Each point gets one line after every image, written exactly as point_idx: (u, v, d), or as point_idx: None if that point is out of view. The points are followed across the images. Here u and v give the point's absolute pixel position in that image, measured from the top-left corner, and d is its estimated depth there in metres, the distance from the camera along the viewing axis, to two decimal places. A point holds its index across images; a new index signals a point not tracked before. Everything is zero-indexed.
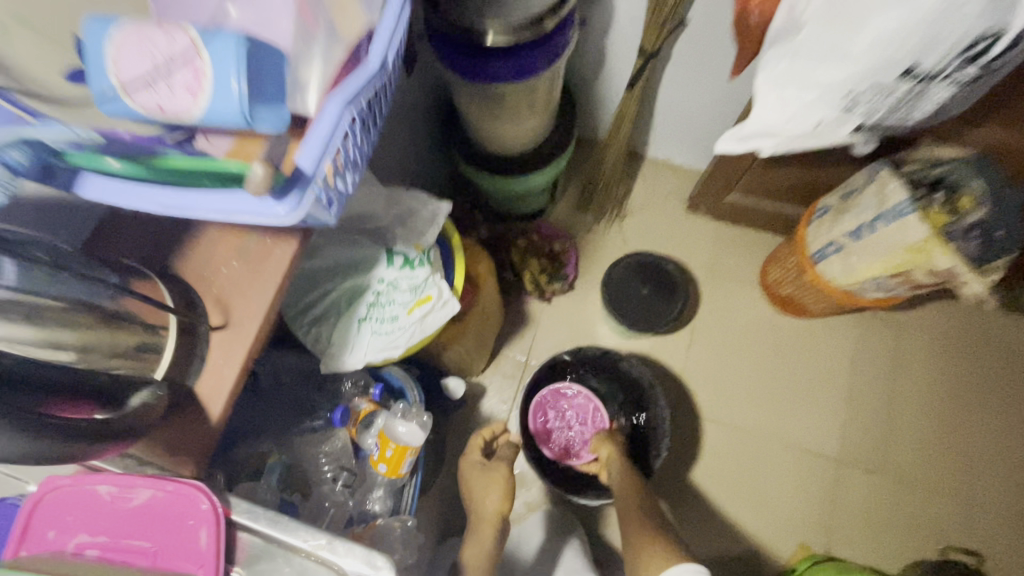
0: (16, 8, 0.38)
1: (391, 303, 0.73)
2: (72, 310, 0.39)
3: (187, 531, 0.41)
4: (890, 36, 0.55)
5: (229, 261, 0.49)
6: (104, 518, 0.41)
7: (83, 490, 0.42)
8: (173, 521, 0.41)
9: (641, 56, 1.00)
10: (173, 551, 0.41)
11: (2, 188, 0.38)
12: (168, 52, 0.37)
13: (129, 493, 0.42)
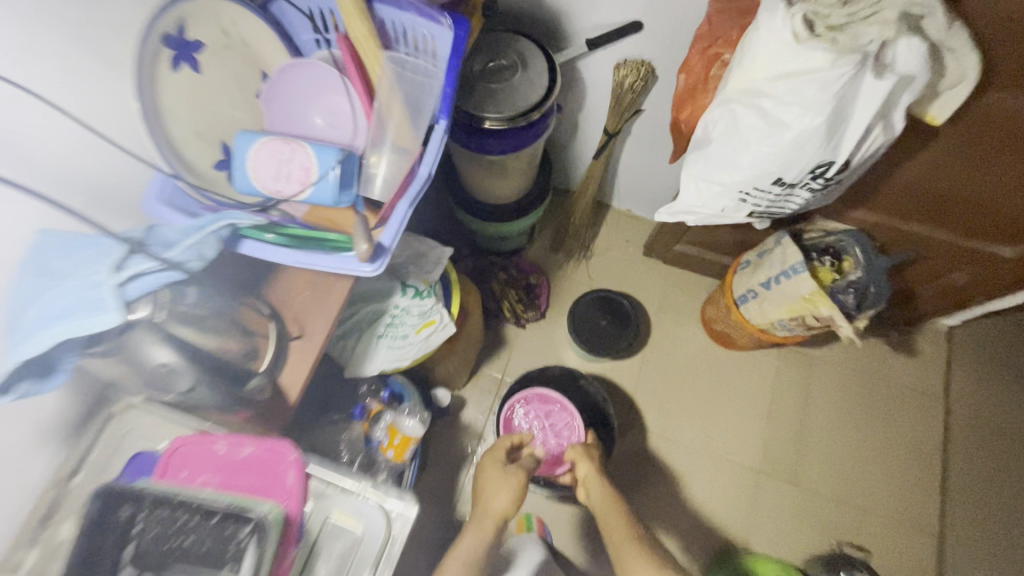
0: (195, 126, 0.61)
1: (403, 324, 0.94)
2: (229, 323, 0.57)
3: (279, 474, 0.60)
4: (764, 156, 0.81)
5: (303, 291, 0.69)
6: (219, 465, 0.60)
7: (205, 446, 0.61)
8: (269, 467, 0.60)
9: (605, 134, 1.26)
10: (268, 488, 0.59)
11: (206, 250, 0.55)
12: (288, 158, 0.62)
13: (238, 449, 0.61)
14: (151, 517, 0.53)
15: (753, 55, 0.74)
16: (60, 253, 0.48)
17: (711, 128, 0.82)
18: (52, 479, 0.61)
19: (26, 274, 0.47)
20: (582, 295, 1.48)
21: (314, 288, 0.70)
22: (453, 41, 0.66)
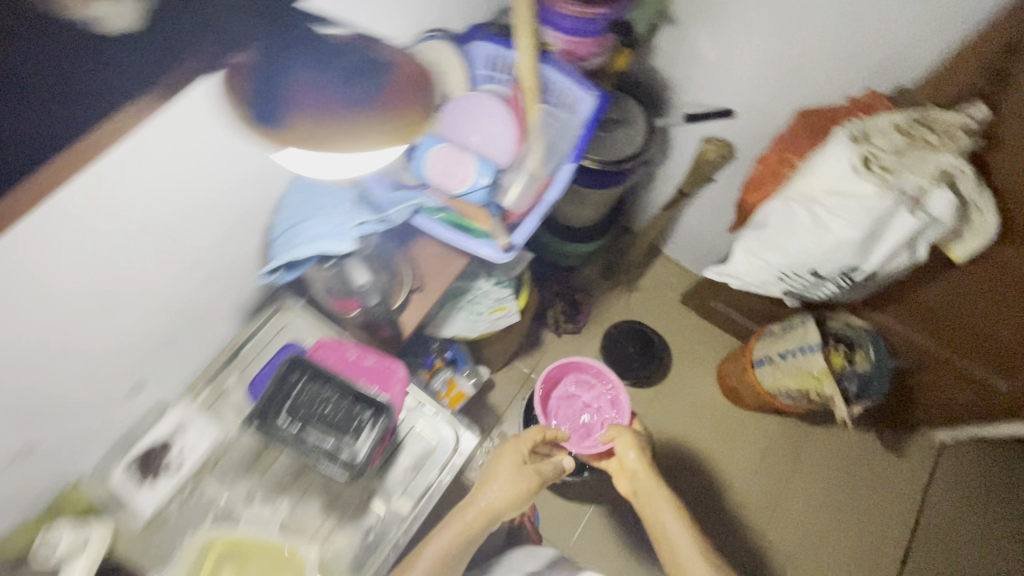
0: None
1: (480, 303, 1.14)
2: (390, 265, 0.84)
3: (389, 385, 0.79)
4: (806, 250, 0.98)
5: (429, 257, 0.90)
6: (349, 362, 0.80)
7: (341, 348, 0.81)
8: (383, 378, 0.80)
9: (678, 192, 1.45)
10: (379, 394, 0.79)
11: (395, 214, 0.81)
12: (456, 167, 0.81)
13: (363, 358, 0.81)
14: (306, 387, 0.74)
15: (817, 169, 0.93)
16: (311, 195, 0.75)
17: (769, 214, 1.01)
18: (229, 343, 0.84)
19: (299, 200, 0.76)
20: (618, 322, 1.67)
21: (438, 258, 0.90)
22: (592, 107, 0.89)
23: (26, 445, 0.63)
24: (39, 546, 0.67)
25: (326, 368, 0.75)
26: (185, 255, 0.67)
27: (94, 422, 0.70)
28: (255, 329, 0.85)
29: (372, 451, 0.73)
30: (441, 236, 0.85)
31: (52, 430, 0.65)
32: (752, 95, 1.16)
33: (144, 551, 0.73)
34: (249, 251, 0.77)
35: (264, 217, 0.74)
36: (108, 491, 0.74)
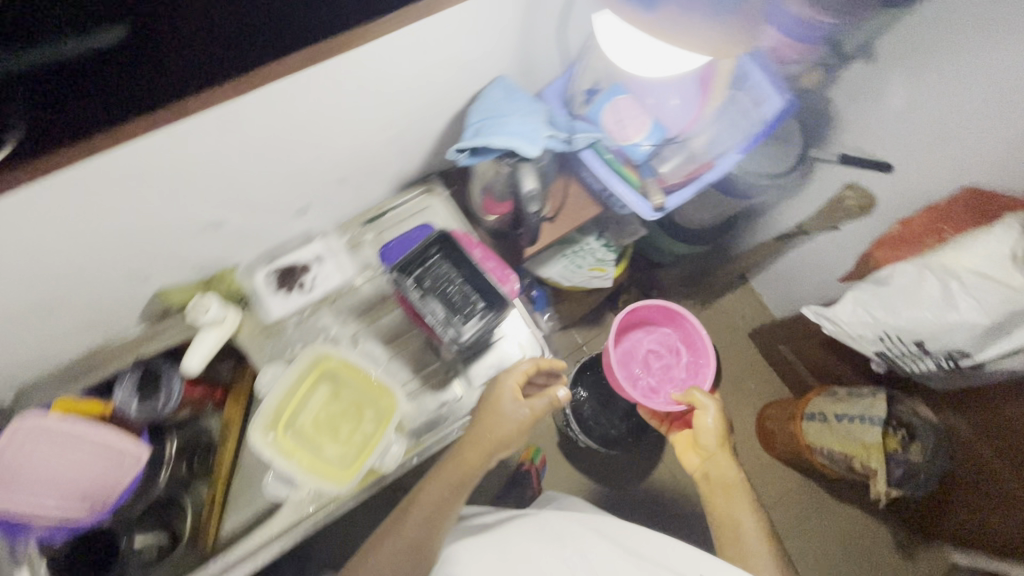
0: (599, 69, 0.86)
1: (584, 258, 1.18)
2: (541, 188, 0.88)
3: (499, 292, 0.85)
4: (921, 320, 0.97)
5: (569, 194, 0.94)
6: (479, 257, 0.84)
7: (468, 243, 0.86)
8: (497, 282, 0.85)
9: (795, 228, 1.43)
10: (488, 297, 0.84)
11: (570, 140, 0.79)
12: (628, 119, 0.87)
13: (487, 259, 0.86)
14: (440, 263, 0.80)
15: (970, 249, 0.90)
16: (508, 95, 0.74)
17: (896, 273, 1.01)
18: (376, 204, 0.92)
19: (499, 96, 0.73)
20: None
21: (577, 200, 0.94)
22: (776, 111, 0.88)
23: (216, 222, 0.73)
24: (191, 307, 0.78)
25: (464, 253, 0.81)
26: (389, 113, 0.73)
27: (263, 227, 0.79)
28: (402, 200, 0.92)
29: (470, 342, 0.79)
30: (598, 174, 0.85)
31: (236, 218, 0.74)
32: (911, 165, 1.07)
33: (262, 346, 0.84)
34: (432, 130, 0.83)
35: (458, 105, 0.80)
36: (249, 287, 0.83)
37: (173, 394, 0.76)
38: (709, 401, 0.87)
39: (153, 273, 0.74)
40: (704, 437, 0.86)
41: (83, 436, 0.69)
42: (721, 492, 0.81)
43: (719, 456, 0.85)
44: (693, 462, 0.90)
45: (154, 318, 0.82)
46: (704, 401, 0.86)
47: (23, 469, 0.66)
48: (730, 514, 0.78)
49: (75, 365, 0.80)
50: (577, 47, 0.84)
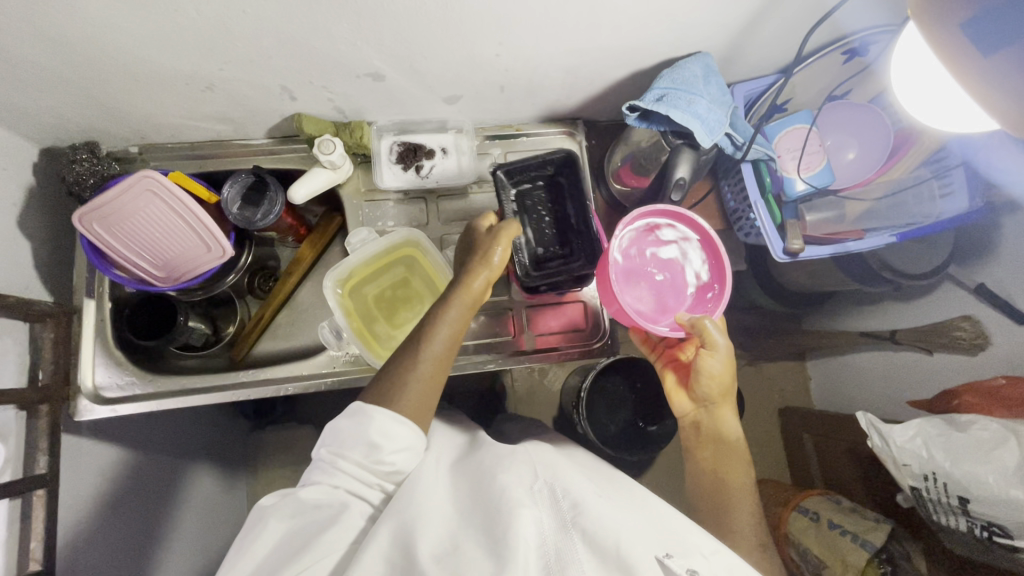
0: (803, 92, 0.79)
1: None
2: None
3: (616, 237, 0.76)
4: (982, 480, 0.89)
5: (694, 197, 0.92)
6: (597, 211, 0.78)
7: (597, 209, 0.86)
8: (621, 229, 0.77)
9: (886, 334, 1.33)
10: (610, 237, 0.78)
11: (741, 149, 0.74)
12: (803, 152, 0.81)
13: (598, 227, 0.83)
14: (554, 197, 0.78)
15: None
16: (705, 73, 0.69)
17: (981, 427, 0.93)
18: (516, 124, 0.90)
19: (699, 74, 0.69)
20: None
21: (708, 206, 0.92)
22: (957, 212, 0.78)
23: (375, 73, 0.71)
24: (317, 142, 0.77)
25: (584, 185, 0.76)
26: (582, 38, 0.69)
27: (410, 97, 0.78)
28: (543, 131, 0.90)
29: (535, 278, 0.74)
30: (747, 190, 0.77)
31: (393, 77, 0.73)
32: None
33: (360, 209, 0.86)
34: (606, 75, 0.79)
35: (646, 60, 0.75)
36: (373, 148, 0.82)
37: (271, 213, 0.77)
38: (718, 340, 0.69)
39: (299, 96, 0.74)
40: (704, 382, 0.75)
41: (182, 213, 0.72)
42: (709, 448, 0.76)
43: (718, 408, 0.77)
44: (681, 405, 0.81)
45: (280, 138, 0.84)
46: (716, 343, 0.69)
47: (127, 218, 0.70)
48: (716, 468, 0.75)
49: (199, 150, 0.83)
50: (792, 52, 0.76)
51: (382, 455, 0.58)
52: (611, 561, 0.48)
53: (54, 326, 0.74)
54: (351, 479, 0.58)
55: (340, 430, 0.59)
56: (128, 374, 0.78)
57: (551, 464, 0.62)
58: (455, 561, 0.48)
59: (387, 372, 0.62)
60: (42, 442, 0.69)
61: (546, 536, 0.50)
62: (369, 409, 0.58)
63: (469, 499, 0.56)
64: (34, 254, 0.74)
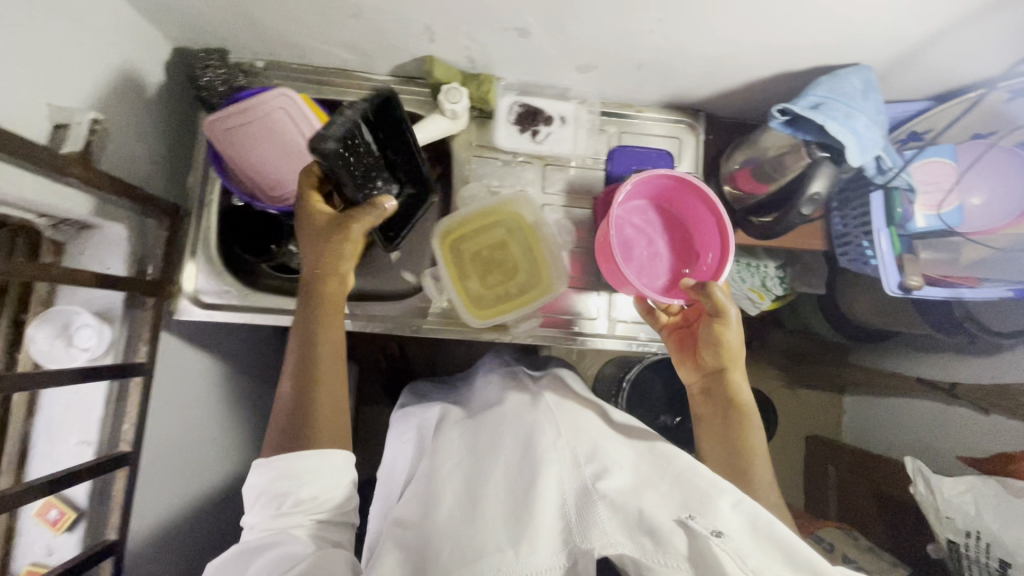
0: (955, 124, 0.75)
1: (751, 275, 1.12)
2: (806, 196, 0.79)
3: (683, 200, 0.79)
4: None
5: None
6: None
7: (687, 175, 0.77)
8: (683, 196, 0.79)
9: (945, 384, 1.30)
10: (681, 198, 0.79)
11: (881, 174, 0.72)
12: (934, 183, 0.78)
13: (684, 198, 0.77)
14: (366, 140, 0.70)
15: None
16: (864, 88, 0.66)
17: None
18: (636, 106, 0.87)
19: (859, 88, 0.66)
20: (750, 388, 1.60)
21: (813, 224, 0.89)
22: None
23: (521, 28, 0.69)
24: (445, 89, 0.76)
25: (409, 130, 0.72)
26: (747, 27, 0.66)
27: (545, 58, 0.76)
28: (662, 117, 0.87)
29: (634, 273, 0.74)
30: (872, 218, 0.75)
31: (539, 35, 0.70)
32: None
33: (467, 163, 0.85)
34: (751, 70, 0.75)
35: (801, 62, 0.71)
36: (495, 105, 0.81)
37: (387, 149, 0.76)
38: (721, 306, 0.69)
39: (437, 38, 0.73)
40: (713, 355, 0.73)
41: (307, 132, 0.71)
42: (719, 417, 0.72)
43: (728, 373, 0.72)
44: (689, 374, 0.77)
45: (403, 79, 0.83)
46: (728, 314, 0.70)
47: (252, 131, 0.70)
48: (729, 436, 0.70)
49: (321, 75, 0.83)
50: (956, 80, 0.72)
51: (301, 493, 0.58)
52: (635, 522, 0.54)
53: (167, 226, 0.75)
54: (292, 519, 0.58)
55: (256, 490, 0.59)
56: (225, 284, 0.79)
57: (575, 419, 0.69)
58: (483, 516, 0.58)
59: (285, 416, 0.62)
60: (146, 330, 0.73)
61: (568, 498, 0.59)
62: (273, 463, 0.59)
63: (491, 448, 0.66)
64: (157, 150, 0.75)
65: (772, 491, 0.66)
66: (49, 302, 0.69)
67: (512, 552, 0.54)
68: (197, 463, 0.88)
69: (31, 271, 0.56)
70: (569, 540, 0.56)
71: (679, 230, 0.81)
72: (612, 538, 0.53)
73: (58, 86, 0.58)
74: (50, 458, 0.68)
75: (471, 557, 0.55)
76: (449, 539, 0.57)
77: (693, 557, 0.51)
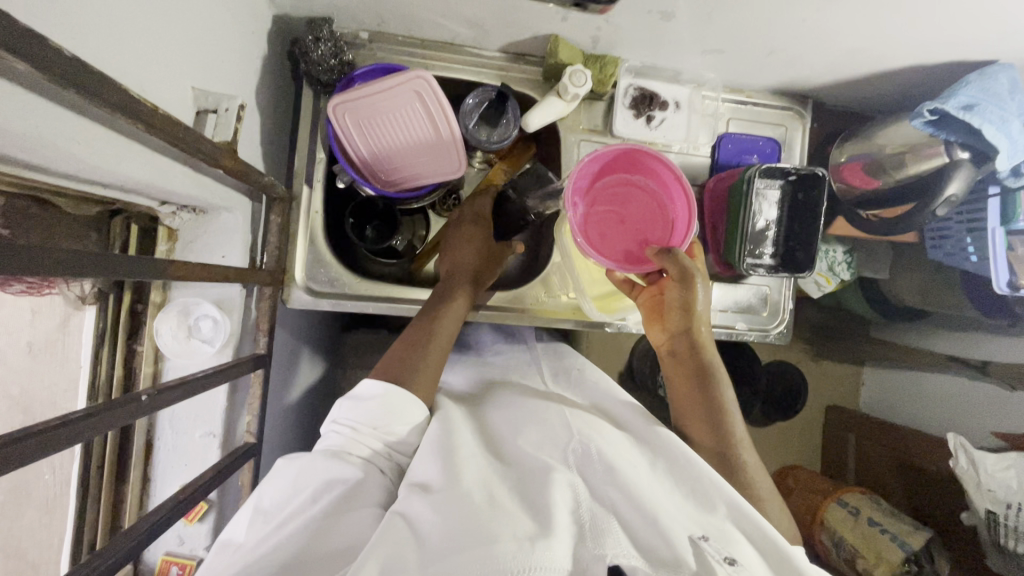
0: None
1: (821, 258, 1.12)
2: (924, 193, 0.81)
3: (643, 166, 0.72)
4: None
5: None
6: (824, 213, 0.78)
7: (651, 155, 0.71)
8: (642, 163, 0.72)
9: None
10: (642, 163, 0.72)
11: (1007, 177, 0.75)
12: None
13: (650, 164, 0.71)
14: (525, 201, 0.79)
15: None
16: (1012, 88, 0.65)
17: None
18: (746, 91, 0.85)
19: (1006, 87, 0.65)
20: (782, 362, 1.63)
21: None
22: None
23: (666, 11, 0.66)
24: (569, 71, 0.73)
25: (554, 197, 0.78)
26: (904, 20, 0.64)
27: (675, 40, 0.72)
28: (771, 103, 0.86)
29: (752, 269, 0.77)
30: (992, 219, 0.77)
31: (681, 18, 0.67)
32: None
33: (576, 147, 0.82)
34: (884, 61, 0.73)
35: (942, 56, 0.70)
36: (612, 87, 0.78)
37: (508, 135, 0.75)
38: (688, 269, 0.68)
39: (570, 18, 0.69)
40: (687, 313, 0.72)
41: (436, 120, 0.68)
42: (698, 391, 0.69)
43: (697, 334, 0.72)
44: (657, 337, 0.76)
45: (513, 55, 0.79)
46: (695, 274, 0.68)
47: (377, 117, 0.67)
48: (712, 411, 0.67)
49: (428, 49, 0.77)
50: None
51: (396, 426, 0.63)
52: (646, 532, 0.52)
53: (279, 212, 0.71)
54: (368, 449, 0.61)
55: (352, 404, 0.64)
56: (334, 274, 0.76)
57: (589, 423, 0.66)
58: (496, 502, 0.54)
59: (389, 364, 0.68)
60: (264, 322, 0.69)
61: (581, 501, 0.55)
62: (383, 386, 0.63)
63: (500, 450, 0.64)
64: (265, 129, 0.71)
65: (761, 470, 0.65)
66: (165, 289, 0.66)
67: (528, 542, 0.48)
68: (271, 446, 0.85)
69: (199, 274, 0.51)
70: (580, 546, 0.51)
71: (645, 204, 0.73)
72: (625, 549, 0.50)
73: (199, 67, 0.54)
74: (176, 450, 0.67)
75: (481, 540, 0.48)
76: (453, 507, 0.51)
77: (700, 573, 0.49)
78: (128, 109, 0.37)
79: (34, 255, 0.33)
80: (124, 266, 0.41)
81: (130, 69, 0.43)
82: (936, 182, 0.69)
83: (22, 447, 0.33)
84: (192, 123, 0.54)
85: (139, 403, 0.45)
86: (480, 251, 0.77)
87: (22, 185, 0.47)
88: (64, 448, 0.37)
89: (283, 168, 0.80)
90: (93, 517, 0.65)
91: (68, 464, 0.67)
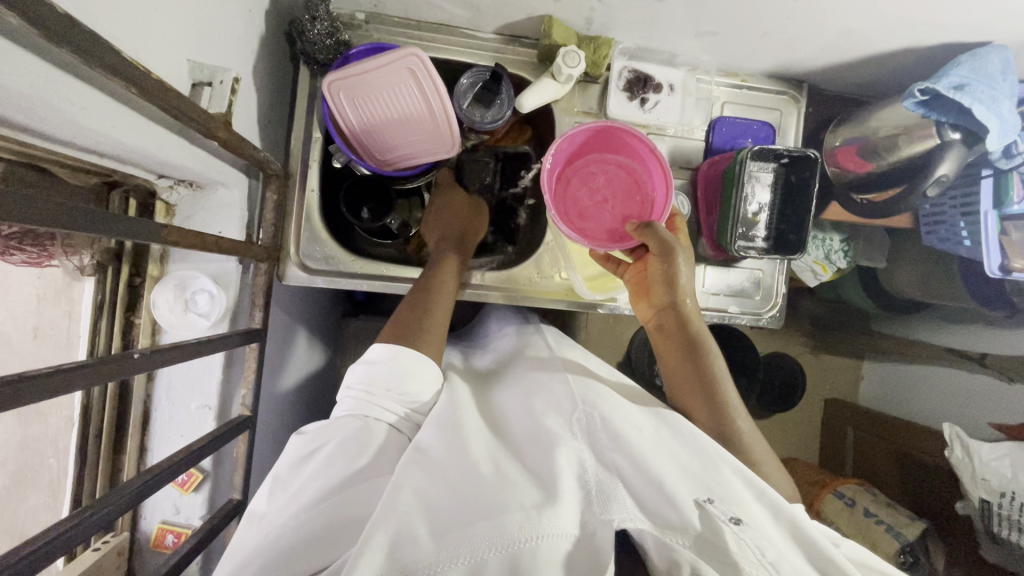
0: None
1: (818, 246, 1.12)
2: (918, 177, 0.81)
3: (618, 144, 0.75)
4: None
5: None
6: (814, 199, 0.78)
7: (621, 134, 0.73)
8: (615, 141, 0.74)
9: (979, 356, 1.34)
10: (613, 141, 0.74)
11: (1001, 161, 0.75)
12: None
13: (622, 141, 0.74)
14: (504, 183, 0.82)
15: None
16: (1004, 68, 0.65)
17: None
18: (741, 75, 0.86)
19: (998, 67, 0.65)
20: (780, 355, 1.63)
21: None
22: None
23: None
24: (562, 52, 0.73)
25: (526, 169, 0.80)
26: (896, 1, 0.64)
27: (669, 22, 0.73)
28: (766, 87, 0.86)
29: (743, 251, 0.77)
30: (985, 202, 0.77)
31: None
32: None
33: (570, 129, 0.83)
34: (879, 43, 0.73)
35: (935, 38, 0.70)
36: (606, 69, 0.79)
37: (500, 116, 0.75)
38: (666, 241, 0.69)
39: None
40: (670, 290, 0.72)
41: (432, 98, 0.68)
42: (688, 361, 0.69)
43: (680, 309, 0.72)
44: (648, 314, 0.76)
45: (509, 38, 0.80)
46: (671, 246, 0.69)
47: (375, 93, 0.68)
48: (705, 391, 0.67)
49: (424, 30, 0.78)
50: None
51: (408, 387, 0.64)
52: (651, 497, 0.53)
53: (274, 189, 0.72)
54: (382, 408, 0.62)
55: (365, 367, 0.65)
56: (329, 251, 0.77)
57: (597, 392, 0.66)
58: (502, 473, 0.54)
59: (395, 328, 0.68)
60: (259, 298, 0.70)
61: (587, 467, 0.56)
62: (392, 347, 0.65)
63: (508, 423, 0.65)
64: (262, 107, 0.72)
65: (760, 441, 0.66)
66: (162, 263, 0.67)
67: (534, 510, 0.49)
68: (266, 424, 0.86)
69: (192, 242, 0.52)
70: (588, 510, 0.51)
71: (625, 177, 0.75)
72: (631, 513, 0.51)
73: (195, 40, 0.55)
74: (173, 421, 0.69)
75: (491, 511, 0.49)
76: (461, 486, 0.53)
77: (704, 535, 0.49)
78: (120, 71, 0.38)
79: (23, 204, 0.33)
80: (115, 227, 0.42)
81: (125, 35, 0.44)
82: (927, 164, 0.71)
83: (6, 392, 0.33)
84: (187, 95, 0.56)
85: (132, 360, 0.46)
86: (459, 220, 0.80)
87: (20, 152, 0.49)
88: (56, 396, 0.38)
89: (280, 148, 0.81)
90: (91, 485, 0.67)
91: (67, 433, 0.68)
